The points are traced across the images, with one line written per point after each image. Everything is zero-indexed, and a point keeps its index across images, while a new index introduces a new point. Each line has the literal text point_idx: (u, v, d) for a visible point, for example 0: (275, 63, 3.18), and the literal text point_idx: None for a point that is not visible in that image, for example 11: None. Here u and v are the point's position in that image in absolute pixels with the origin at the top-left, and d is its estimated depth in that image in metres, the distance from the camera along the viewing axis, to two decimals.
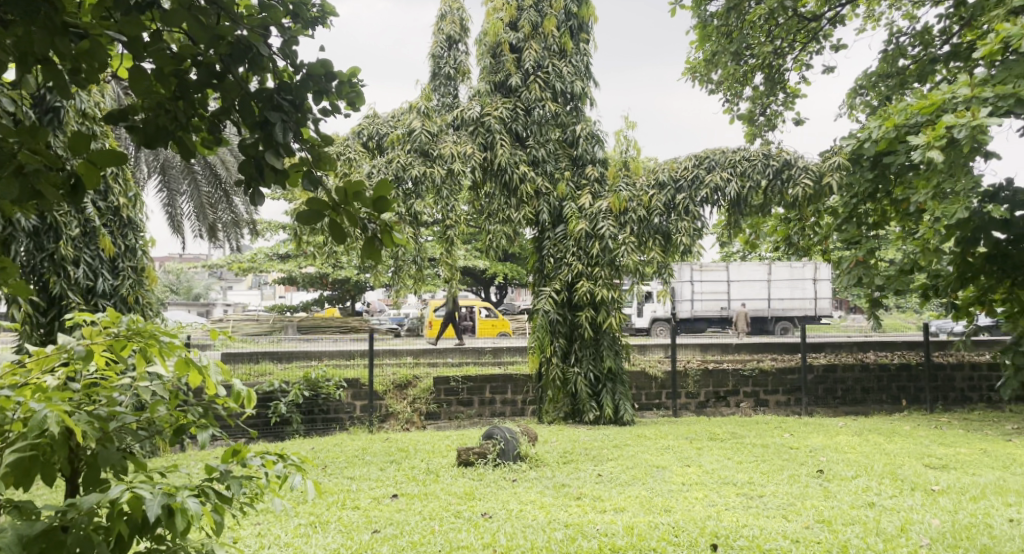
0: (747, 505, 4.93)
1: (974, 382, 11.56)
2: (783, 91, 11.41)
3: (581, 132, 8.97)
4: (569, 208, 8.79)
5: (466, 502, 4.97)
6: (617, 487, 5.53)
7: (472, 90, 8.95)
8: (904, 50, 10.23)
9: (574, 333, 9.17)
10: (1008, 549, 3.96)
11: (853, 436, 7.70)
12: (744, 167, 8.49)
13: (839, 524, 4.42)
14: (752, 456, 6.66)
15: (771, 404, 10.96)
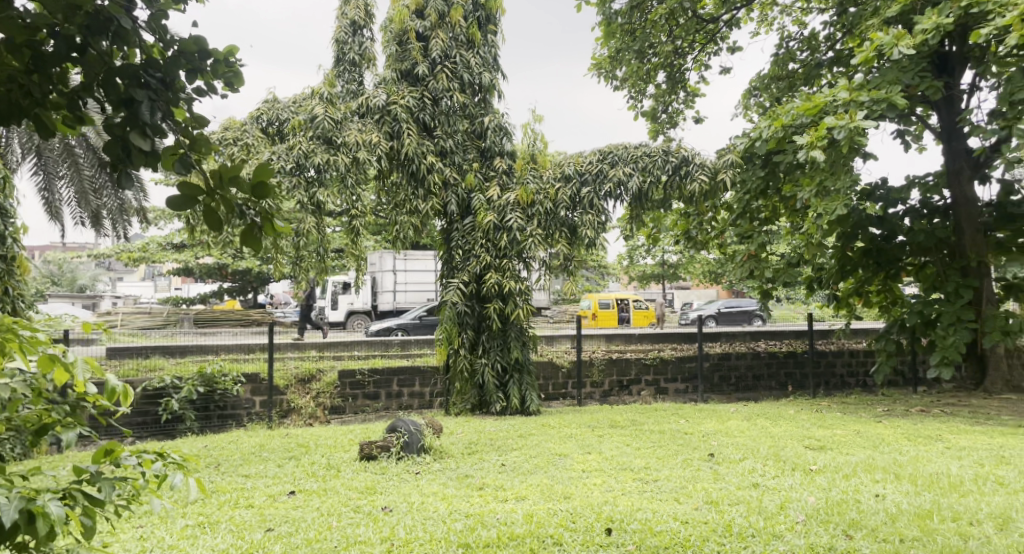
0: (642, 489, 5.10)
1: (852, 368, 12.39)
2: (683, 90, 11.82)
3: (489, 124, 8.98)
4: (477, 200, 8.76)
5: (366, 496, 4.90)
6: (519, 476, 5.59)
7: (377, 77, 8.76)
8: (793, 54, 10.79)
9: (482, 325, 9.17)
10: (874, 522, 4.27)
11: (743, 421, 8.09)
12: (645, 163, 8.71)
13: (726, 504, 4.64)
14: (649, 442, 6.89)
15: (670, 392, 11.39)
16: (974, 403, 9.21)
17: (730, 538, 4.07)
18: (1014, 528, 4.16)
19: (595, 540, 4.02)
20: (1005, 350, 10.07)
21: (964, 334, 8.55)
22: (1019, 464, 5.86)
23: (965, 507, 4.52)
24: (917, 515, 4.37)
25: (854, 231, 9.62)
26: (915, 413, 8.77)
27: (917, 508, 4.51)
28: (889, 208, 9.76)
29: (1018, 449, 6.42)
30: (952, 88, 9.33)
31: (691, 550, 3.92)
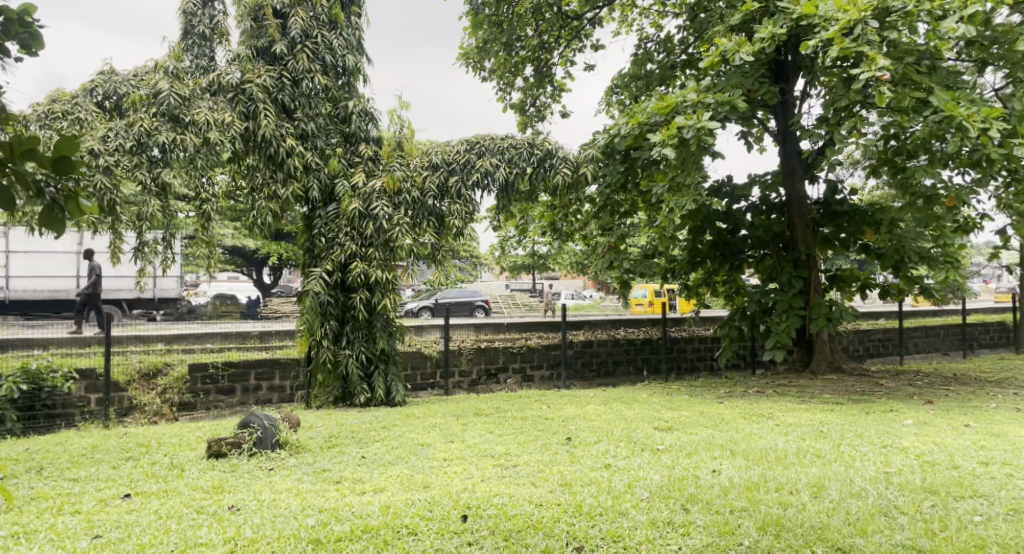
0: (501, 475, 5.19)
1: (701, 353, 13.24)
2: (549, 84, 12.07)
3: (354, 109, 8.75)
4: (342, 186, 8.52)
5: (211, 496, 4.65)
6: (379, 468, 5.51)
7: (230, 53, 8.23)
8: (651, 55, 11.30)
9: (346, 315, 8.91)
10: (710, 495, 4.59)
11: (600, 405, 8.42)
12: (512, 154, 8.80)
13: (578, 486, 4.81)
14: (511, 428, 7.01)
15: (535, 380, 11.64)
16: (802, 383, 10.12)
17: (579, 518, 4.24)
18: (825, 495, 4.62)
19: (450, 528, 4.06)
20: (829, 335, 11.15)
21: (796, 320, 9.40)
22: (835, 437, 6.52)
23: (788, 478, 4.97)
24: (746, 487, 4.74)
25: (704, 224, 10.36)
26: (752, 394, 9.50)
27: (747, 481, 4.89)
28: (734, 204, 10.48)
29: (835, 424, 7.14)
30: (786, 95, 10.18)
31: (542, 532, 4.06)
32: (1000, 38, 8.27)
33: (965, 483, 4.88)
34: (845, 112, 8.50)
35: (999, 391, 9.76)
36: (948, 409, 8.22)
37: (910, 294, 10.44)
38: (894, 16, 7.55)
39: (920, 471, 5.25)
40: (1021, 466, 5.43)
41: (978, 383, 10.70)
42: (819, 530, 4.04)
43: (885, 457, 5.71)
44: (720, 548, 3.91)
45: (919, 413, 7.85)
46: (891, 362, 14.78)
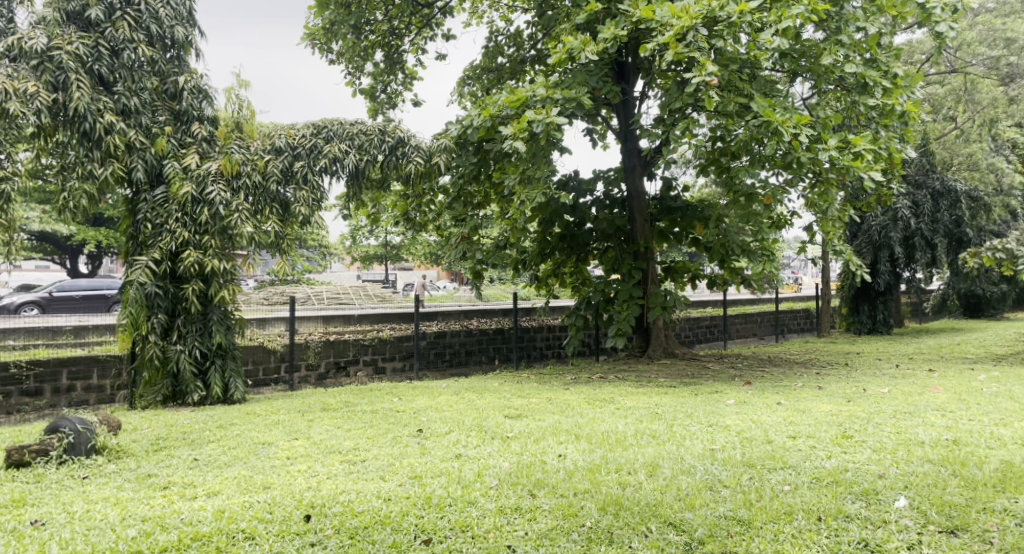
0: (348, 471, 5.04)
1: (550, 341, 13.52)
2: (400, 71, 11.86)
3: (184, 85, 8.09)
4: (171, 168, 7.90)
5: (10, 511, 4.16)
6: (213, 470, 5.17)
7: (33, 15, 7.37)
8: (501, 48, 11.42)
9: (177, 307, 8.26)
10: (556, 479, 4.74)
11: (452, 395, 8.43)
12: (361, 141, 8.56)
13: (428, 478, 4.78)
14: (360, 423, 6.83)
15: (386, 371, 11.44)
16: (640, 368, 10.72)
17: (428, 510, 4.22)
18: (660, 474, 4.90)
19: (291, 530, 3.92)
20: (664, 323, 11.89)
21: (635, 309, 9.94)
22: (669, 418, 6.95)
23: (627, 459, 5.23)
24: (589, 470, 4.93)
25: (552, 217, 10.65)
26: (595, 380, 9.92)
27: (590, 463, 5.09)
28: (580, 198, 10.87)
29: (669, 406, 7.62)
30: (627, 94, 10.68)
31: (389, 527, 4.00)
32: (807, 51, 9.21)
33: (777, 456, 5.38)
34: (678, 114, 9.05)
35: (806, 371, 10.88)
36: (764, 388, 9.04)
37: (734, 284, 11.34)
38: (721, 26, 8.14)
39: (740, 447, 5.72)
40: (823, 437, 6.07)
41: (789, 364, 11.87)
42: (653, 507, 4.28)
43: (711, 435, 6.17)
44: (564, 530, 4.04)
45: (740, 393, 8.57)
46: (718, 346, 16.02)
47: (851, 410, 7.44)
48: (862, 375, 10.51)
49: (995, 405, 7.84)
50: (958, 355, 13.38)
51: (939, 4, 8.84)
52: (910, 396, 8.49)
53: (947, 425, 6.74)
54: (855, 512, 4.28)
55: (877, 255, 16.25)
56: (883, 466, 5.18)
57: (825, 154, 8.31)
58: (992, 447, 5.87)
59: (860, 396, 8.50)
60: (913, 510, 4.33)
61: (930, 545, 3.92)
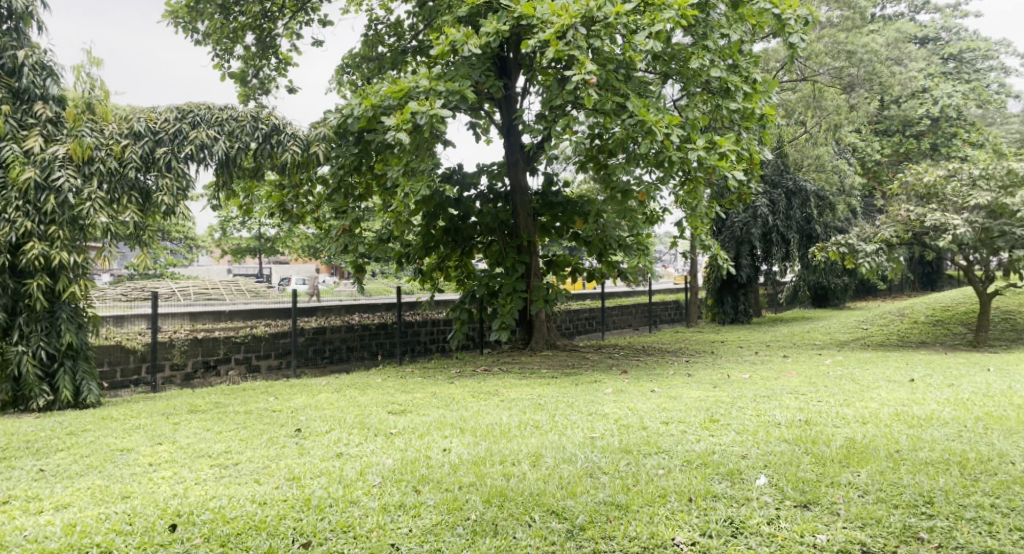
0: (219, 475, 4.78)
1: (434, 335, 13.43)
2: (273, 56, 11.36)
3: (25, 60, 7.35)
4: (10, 151, 7.14)
5: None
6: (63, 481, 4.74)
7: None
8: (381, 37, 11.19)
9: (19, 305, 7.49)
10: (440, 474, 4.72)
11: (332, 392, 8.20)
12: (232, 127, 8.13)
13: (307, 479, 4.62)
14: (232, 424, 6.50)
15: (261, 370, 10.95)
16: (523, 360, 10.89)
17: (307, 512, 4.08)
18: (542, 463, 5.00)
19: (154, 541, 3.69)
20: (546, 315, 12.15)
21: (518, 302, 10.07)
22: (550, 408, 7.10)
23: (510, 450, 5.30)
24: (474, 463, 4.95)
25: (436, 210, 10.59)
26: (479, 373, 9.97)
27: (474, 456, 5.11)
28: (463, 192, 10.88)
29: (551, 396, 7.78)
30: (509, 89, 10.79)
31: (265, 531, 3.85)
32: (677, 55, 9.64)
33: (651, 441, 5.62)
34: (559, 110, 9.24)
35: (676, 360, 11.47)
36: (639, 377, 9.44)
37: (611, 277, 11.74)
38: (599, 26, 8.37)
39: (618, 434, 5.93)
40: (693, 422, 6.41)
41: (661, 353, 12.46)
42: (536, 496, 4.36)
43: (591, 423, 6.37)
44: (449, 525, 4.03)
45: (617, 382, 8.90)
46: (596, 337, 16.54)
47: (717, 395, 7.91)
48: (726, 362, 11.20)
49: (840, 387, 8.60)
50: (808, 341, 14.56)
51: (793, 16, 9.50)
52: (768, 381, 9.14)
53: (800, 407, 7.31)
54: (722, 492, 4.55)
55: (739, 250, 17.41)
56: (745, 447, 5.54)
57: (694, 153, 8.76)
58: (838, 425, 6.43)
59: (725, 382, 9.05)
60: (772, 487, 4.66)
61: (787, 519, 4.20)
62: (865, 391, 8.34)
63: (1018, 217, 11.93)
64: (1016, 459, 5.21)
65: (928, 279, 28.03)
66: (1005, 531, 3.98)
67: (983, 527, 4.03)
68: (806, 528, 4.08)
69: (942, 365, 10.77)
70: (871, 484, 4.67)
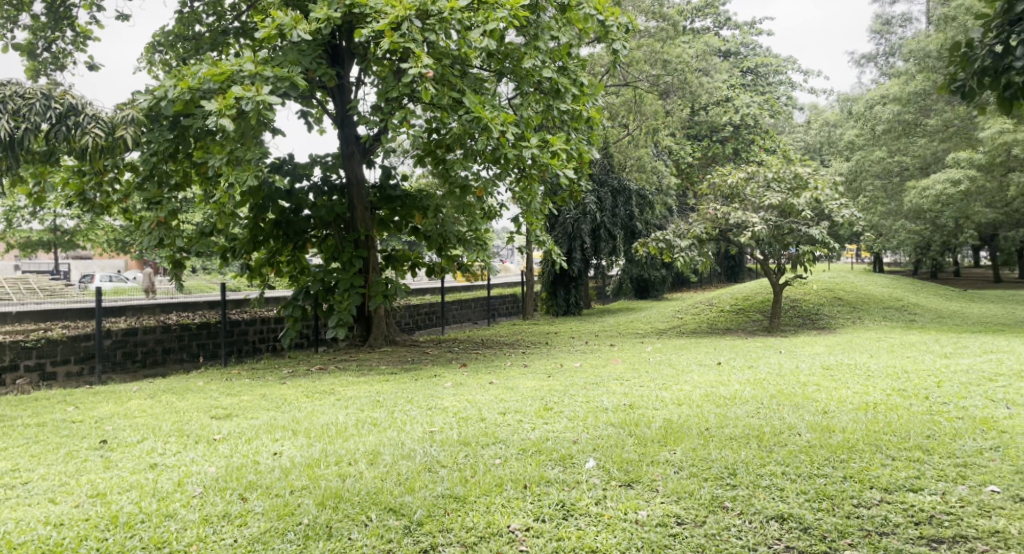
0: (4, 498, 4.23)
1: (263, 334, 12.70)
2: (70, 28, 10.20)
3: None
4: None
5: None
6: None
7: None
8: (199, 15, 10.41)
9: None
10: (269, 479, 4.50)
11: (146, 399, 7.52)
12: (18, 105, 6.86)
13: (115, 494, 4.22)
14: (22, 440, 5.76)
15: (58, 377, 9.80)
16: (360, 357, 10.64)
17: (113, 531, 3.76)
18: (380, 461, 4.93)
19: None
20: (384, 311, 11.98)
21: (356, 299, 9.79)
22: (389, 405, 7.00)
23: (346, 450, 5.17)
24: (306, 465, 4.77)
25: (265, 202, 10.07)
26: (313, 371, 9.62)
27: (307, 459, 4.93)
28: (295, 183, 10.45)
29: (389, 393, 7.69)
30: (343, 79, 10.47)
31: None
32: (510, 54, 9.89)
33: (488, 432, 5.74)
34: (395, 103, 9.13)
35: (512, 351, 11.78)
36: (477, 369, 9.59)
37: (451, 272, 11.85)
38: (434, 20, 8.39)
39: (456, 426, 5.99)
40: (528, 411, 6.62)
41: (498, 345, 12.73)
42: (373, 495, 4.29)
43: (430, 418, 6.36)
44: (278, 532, 3.86)
45: (456, 376, 8.97)
46: (434, 332, 16.53)
47: (551, 384, 8.22)
48: (560, 353, 11.66)
49: (660, 373, 9.26)
50: (632, 331, 15.54)
51: (615, 24, 10.11)
52: (597, 368, 9.65)
53: (625, 392, 7.80)
54: (554, 477, 4.74)
55: (571, 245, 18.32)
56: (576, 432, 5.81)
57: (528, 151, 9.01)
58: (658, 407, 6.93)
59: (558, 371, 9.42)
60: (600, 469, 4.93)
61: (613, 499, 4.46)
62: (680, 375, 9.05)
63: (803, 216, 13.51)
64: (802, 430, 5.89)
65: (733, 272, 31.05)
66: (794, 494, 4.49)
67: (776, 492, 4.51)
68: (629, 506, 4.35)
69: (743, 349, 11.94)
70: (685, 460, 5.08)
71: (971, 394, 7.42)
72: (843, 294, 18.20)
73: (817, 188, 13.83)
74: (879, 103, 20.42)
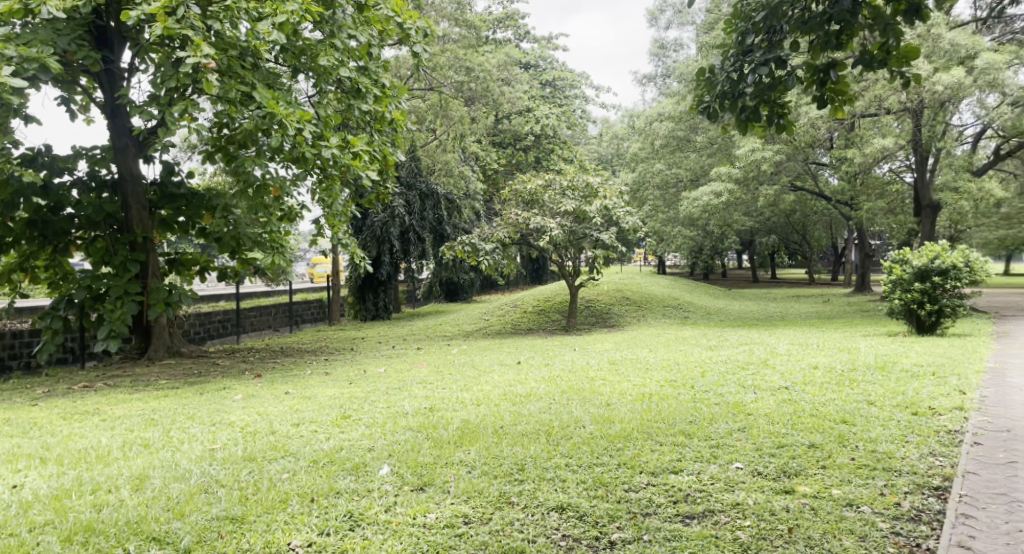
0: None
1: (15, 350, 11.06)
2: None
3: None
4: None
5: None
6: None
7: None
8: None
9: None
10: (4, 519, 3.97)
11: None
12: None
13: None
14: None
15: None
16: (136, 372, 9.66)
17: None
18: (147, 486, 4.51)
19: None
20: (167, 319, 11.00)
21: (131, 306, 8.85)
22: (165, 423, 6.43)
23: (106, 476, 4.67)
24: (53, 498, 4.25)
25: (14, 198, 8.82)
26: (77, 390, 8.56)
27: (57, 490, 4.39)
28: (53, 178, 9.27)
29: (168, 409, 7.07)
30: (110, 63, 9.48)
31: None
32: (305, 50, 9.54)
33: (277, 445, 5.47)
34: (174, 93, 8.43)
35: (313, 359, 11.33)
36: (273, 379, 9.10)
37: (245, 275, 11.15)
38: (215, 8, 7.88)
39: (242, 442, 5.63)
40: (324, 421, 6.40)
41: (297, 353, 12.17)
42: (134, 525, 3.94)
43: (213, 434, 5.93)
44: None
45: (248, 387, 8.45)
46: (229, 341, 15.44)
47: (351, 391, 8.03)
48: (363, 358, 11.43)
49: (461, 374, 9.41)
50: (440, 333, 15.70)
51: (413, 27, 10.13)
52: (400, 373, 9.57)
53: (426, 395, 7.82)
54: (344, 487, 4.62)
55: (380, 248, 18.31)
56: (372, 439, 5.72)
57: (326, 150, 8.72)
58: (457, 409, 7.04)
59: (360, 377, 9.23)
60: (393, 475, 4.89)
61: (402, 504, 4.44)
62: (482, 376, 9.26)
63: (594, 222, 14.46)
64: (587, 422, 6.29)
65: (536, 274, 32.58)
66: (574, 484, 4.77)
67: (558, 484, 4.76)
68: (418, 510, 4.36)
69: (542, 348, 12.52)
70: (478, 460, 5.19)
71: (730, 382, 8.36)
72: (633, 294, 19.77)
73: (606, 197, 14.86)
74: (658, 119, 22.41)
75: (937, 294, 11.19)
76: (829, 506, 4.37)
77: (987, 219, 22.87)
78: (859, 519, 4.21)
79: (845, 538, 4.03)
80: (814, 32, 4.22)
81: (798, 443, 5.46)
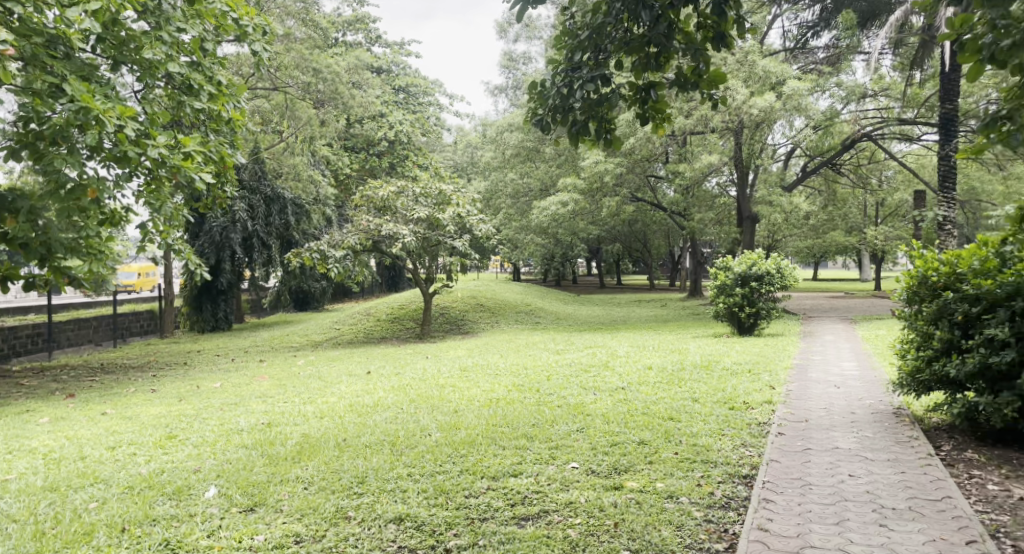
0: None
1: None
2: None
3: None
4: None
5: None
6: None
7: None
8: None
9: None
10: None
11: None
12: None
13: None
14: None
15: None
16: None
17: None
18: None
19: None
20: None
21: None
22: None
23: None
24: None
25: None
26: None
27: None
28: None
29: None
30: None
31: None
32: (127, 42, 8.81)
33: (88, 472, 4.96)
34: None
35: (139, 375, 10.42)
36: (89, 399, 8.29)
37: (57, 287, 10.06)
38: None
39: (43, 471, 5.06)
40: (145, 442, 5.89)
41: (122, 369, 11.15)
42: None
43: (9, 464, 5.29)
44: None
45: (58, 409, 7.64)
46: (41, 358, 13.94)
47: (179, 408, 7.47)
48: (198, 372, 10.68)
49: (305, 386, 9.04)
50: (286, 344, 15.02)
51: (250, 24, 9.63)
52: (238, 387, 9.03)
53: (264, 410, 7.42)
54: (162, 513, 4.28)
55: (219, 255, 17.41)
56: (199, 460, 5.34)
57: (152, 149, 8.08)
58: (296, 423, 6.74)
59: (192, 393, 8.62)
60: (220, 497, 4.59)
61: (228, 528, 4.17)
62: (327, 387, 8.95)
63: (447, 229, 14.47)
64: (432, 430, 6.24)
65: (393, 281, 32.18)
66: (414, 494, 4.71)
67: (398, 495, 4.68)
68: (245, 532, 4.11)
69: (395, 356, 12.33)
70: (315, 475, 4.99)
71: (572, 384, 8.64)
72: (486, 300, 20.01)
73: (458, 204, 14.84)
74: (508, 130, 22.80)
75: (755, 297, 12.21)
76: (651, 499, 4.62)
77: (800, 228, 25.33)
78: (678, 510, 4.48)
79: (663, 528, 4.27)
80: (635, 53, 4.46)
81: (629, 441, 5.72)
